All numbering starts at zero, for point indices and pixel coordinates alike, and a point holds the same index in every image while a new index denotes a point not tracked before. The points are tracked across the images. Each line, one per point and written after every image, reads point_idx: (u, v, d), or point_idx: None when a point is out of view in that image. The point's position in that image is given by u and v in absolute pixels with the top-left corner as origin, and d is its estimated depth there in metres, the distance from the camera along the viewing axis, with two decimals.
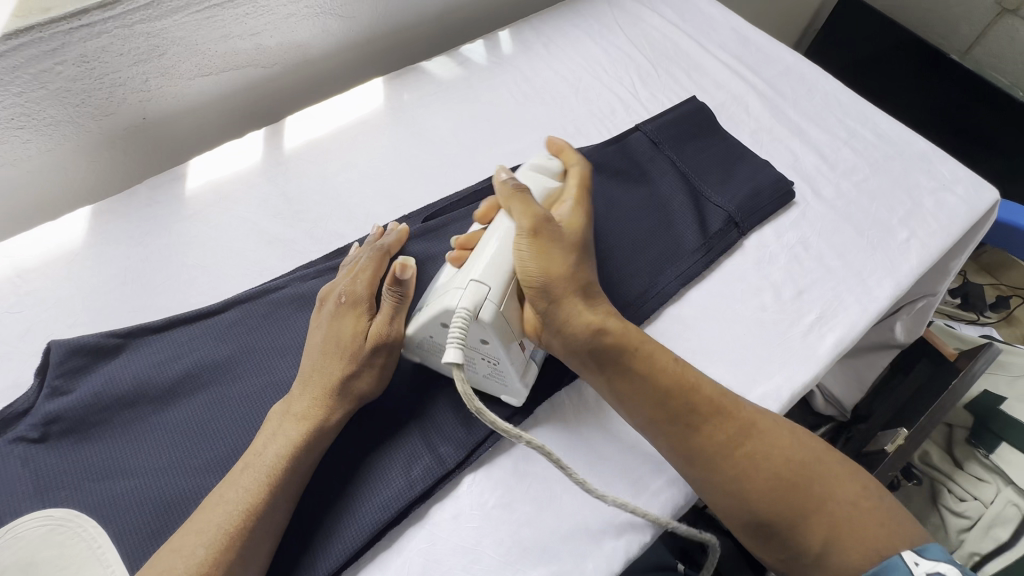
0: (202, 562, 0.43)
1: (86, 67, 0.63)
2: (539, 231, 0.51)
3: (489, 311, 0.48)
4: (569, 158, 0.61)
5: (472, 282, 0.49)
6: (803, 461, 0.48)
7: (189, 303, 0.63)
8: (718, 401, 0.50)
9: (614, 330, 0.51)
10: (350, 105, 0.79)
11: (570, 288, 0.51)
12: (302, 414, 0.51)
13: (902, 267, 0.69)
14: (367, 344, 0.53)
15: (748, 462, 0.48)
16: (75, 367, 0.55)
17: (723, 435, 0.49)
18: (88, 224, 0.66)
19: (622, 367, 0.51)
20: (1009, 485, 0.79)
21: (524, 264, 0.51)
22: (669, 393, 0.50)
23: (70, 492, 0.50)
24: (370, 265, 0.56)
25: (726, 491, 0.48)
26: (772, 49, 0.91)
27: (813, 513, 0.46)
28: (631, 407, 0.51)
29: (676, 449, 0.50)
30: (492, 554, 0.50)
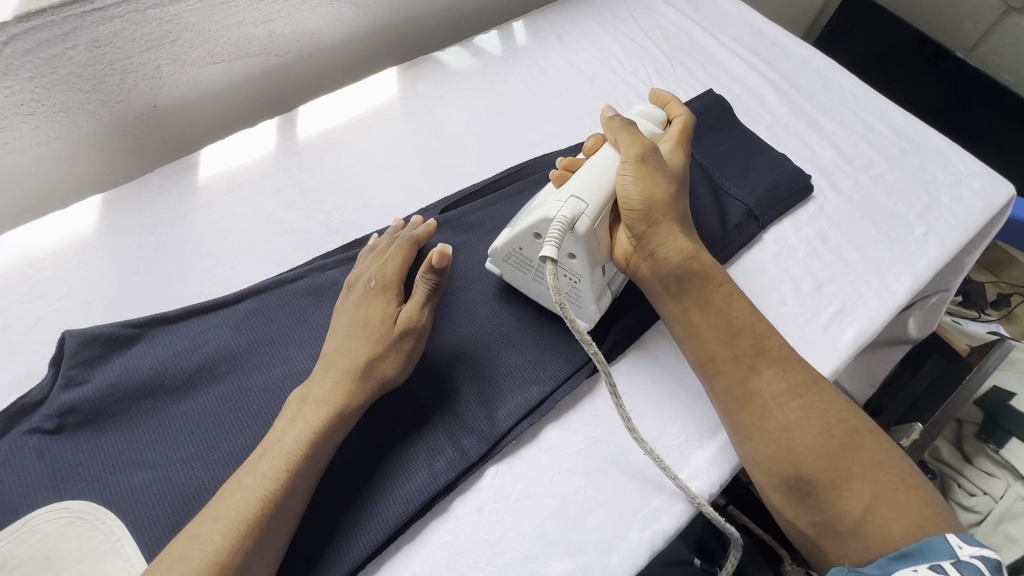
0: (218, 550, 0.42)
1: (97, 52, 0.62)
2: (647, 159, 0.55)
3: (584, 224, 0.51)
4: (675, 109, 0.64)
5: (571, 197, 0.52)
6: (850, 424, 0.48)
7: (204, 293, 0.62)
8: (782, 351, 0.52)
9: (699, 261, 0.55)
10: (363, 95, 0.78)
11: (665, 215, 0.55)
12: (325, 397, 0.49)
13: (920, 261, 0.69)
14: (396, 328, 0.53)
15: (803, 409, 0.49)
16: (89, 358, 0.54)
17: (784, 381, 0.50)
18: (100, 212, 0.65)
19: (702, 296, 0.54)
20: (1018, 480, 0.79)
21: (628, 189, 0.54)
22: (739, 329, 0.52)
23: (87, 485, 0.49)
24: (400, 253, 0.57)
25: (773, 438, 0.48)
26: (787, 42, 0.90)
27: (858, 478, 0.46)
28: (698, 340, 0.53)
29: (733, 390, 0.51)
30: (516, 548, 0.50)
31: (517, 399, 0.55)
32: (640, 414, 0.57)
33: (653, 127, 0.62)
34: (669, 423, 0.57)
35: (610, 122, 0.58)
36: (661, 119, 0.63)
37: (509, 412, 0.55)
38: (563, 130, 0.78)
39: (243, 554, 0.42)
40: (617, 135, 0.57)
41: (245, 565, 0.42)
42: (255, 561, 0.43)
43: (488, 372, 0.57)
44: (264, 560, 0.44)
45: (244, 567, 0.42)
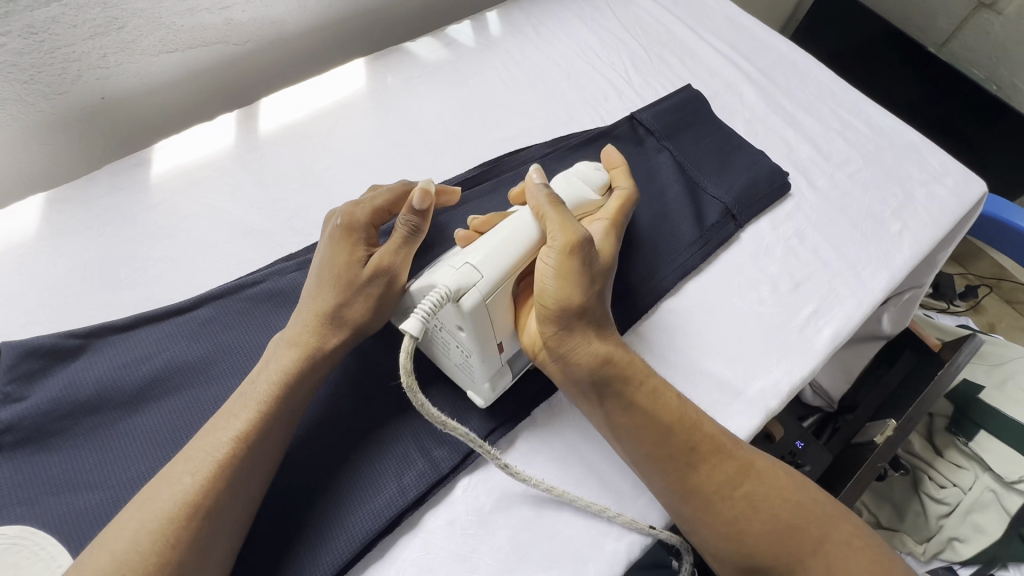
0: (189, 491, 0.42)
1: (34, 39, 0.57)
2: (574, 250, 0.50)
3: (470, 299, 0.45)
4: (620, 178, 0.61)
5: (466, 265, 0.46)
6: (795, 501, 0.48)
7: (156, 300, 0.58)
8: (719, 439, 0.49)
9: (618, 360, 0.50)
10: (329, 87, 0.74)
11: (584, 315, 0.50)
12: (298, 340, 0.50)
13: (895, 259, 0.69)
14: (362, 271, 0.52)
15: (746, 501, 0.47)
16: (30, 371, 0.50)
17: (723, 474, 0.48)
18: (42, 213, 0.61)
19: (625, 400, 0.49)
20: (986, 472, 0.80)
21: (545, 287, 0.50)
22: (668, 427, 0.48)
23: (26, 508, 0.46)
24: (380, 196, 0.56)
25: (722, 533, 0.47)
26: (765, 36, 0.89)
27: (809, 557, 0.46)
28: (629, 442, 0.49)
29: (670, 487, 0.48)
30: (490, 562, 0.48)
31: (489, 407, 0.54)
32: None
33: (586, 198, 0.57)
34: None
35: (534, 196, 0.52)
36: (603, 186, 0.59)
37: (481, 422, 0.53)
38: (538, 125, 0.76)
39: (218, 493, 0.43)
40: (542, 212, 0.51)
41: (217, 503, 0.42)
42: (227, 501, 0.43)
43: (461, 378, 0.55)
44: (237, 503, 0.43)
45: (218, 506, 0.42)
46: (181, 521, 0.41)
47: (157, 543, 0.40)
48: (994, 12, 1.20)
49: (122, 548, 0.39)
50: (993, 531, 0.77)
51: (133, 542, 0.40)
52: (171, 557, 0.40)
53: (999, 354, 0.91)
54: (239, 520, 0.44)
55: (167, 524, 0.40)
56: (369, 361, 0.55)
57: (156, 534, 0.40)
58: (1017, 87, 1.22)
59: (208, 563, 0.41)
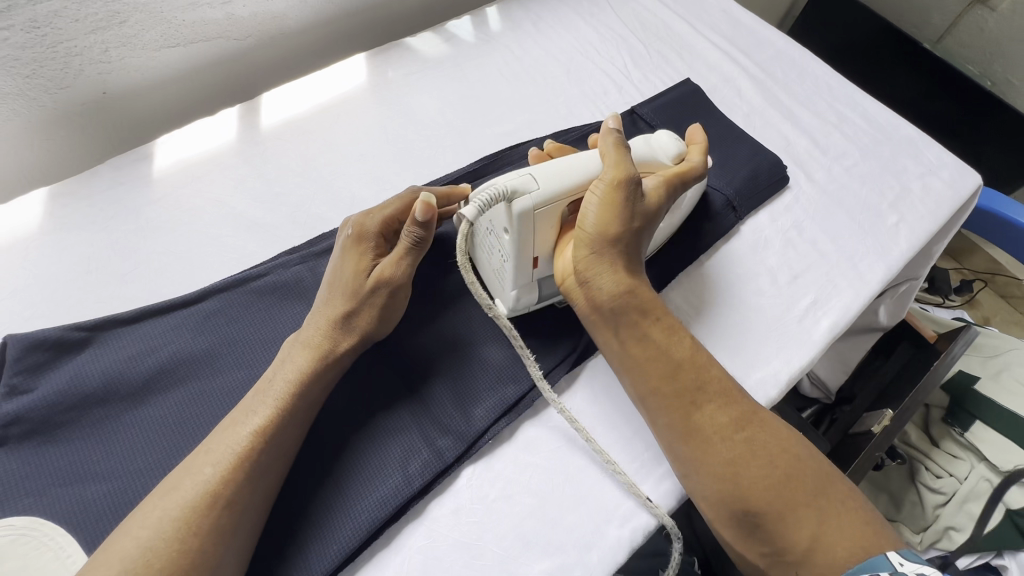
0: (210, 482, 0.43)
1: (36, 33, 0.57)
2: (623, 187, 0.50)
3: (522, 203, 0.47)
4: (693, 154, 0.60)
5: (528, 173, 0.49)
6: (794, 454, 0.48)
7: (161, 293, 0.58)
8: (726, 385, 0.51)
9: (639, 298, 0.52)
10: (330, 82, 0.74)
11: (615, 248, 0.52)
12: (312, 342, 0.51)
13: (892, 250, 0.70)
14: (367, 283, 0.52)
15: (747, 444, 0.48)
16: (35, 364, 0.50)
17: (726, 416, 0.49)
18: (45, 207, 0.61)
19: (642, 332, 0.51)
20: (982, 462, 0.81)
21: (587, 214, 0.51)
22: (679, 364, 0.51)
23: (32, 500, 0.46)
24: (391, 203, 0.55)
25: (718, 473, 0.47)
26: (763, 31, 0.90)
27: (804, 507, 0.46)
28: (638, 374, 0.51)
29: (672, 422, 0.49)
30: (495, 549, 0.49)
31: (493, 398, 0.54)
32: (610, 414, 0.56)
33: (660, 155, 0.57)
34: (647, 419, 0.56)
35: (602, 132, 0.54)
36: (674, 155, 0.58)
37: (485, 413, 0.53)
38: (538, 120, 0.76)
39: (238, 485, 0.44)
40: (604, 149, 0.52)
41: (236, 495, 0.43)
42: (247, 493, 0.44)
43: (464, 370, 0.55)
44: (255, 496, 0.44)
45: (238, 497, 0.43)
46: (203, 510, 0.42)
47: (181, 531, 0.41)
48: (988, 9, 1.21)
49: (147, 534, 0.41)
50: (989, 518, 0.77)
51: (157, 529, 0.41)
52: (194, 544, 0.41)
53: (993, 346, 0.92)
54: (257, 513, 0.45)
55: (189, 512, 0.42)
56: (375, 352, 0.55)
57: (179, 522, 0.41)
58: (1011, 83, 1.23)
59: (226, 555, 0.42)
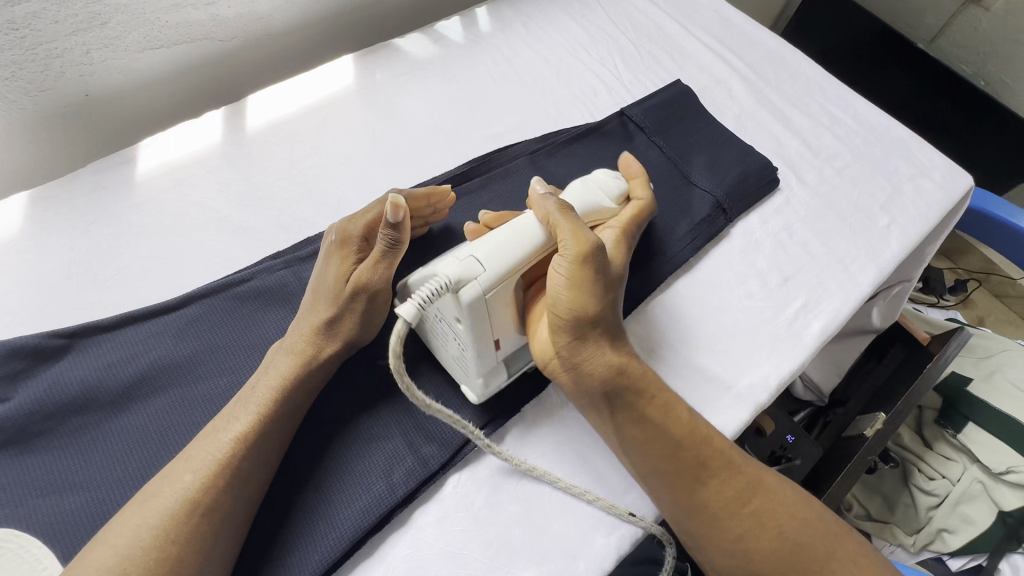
0: (191, 489, 0.42)
1: (15, 35, 0.56)
2: (589, 258, 0.49)
3: (469, 294, 0.44)
4: (636, 188, 0.61)
5: (470, 257, 0.45)
6: (804, 520, 0.48)
7: (143, 299, 0.57)
8: (728, 455, 0.49)
9: (631, 372, 0.50)
10: (318, 83, 0.74)
11: (598, 324, 0.50)
12: (295, 348, 0.50)
13: (883, 253, 0.70)
14: (347, 288, 0.52)
15: (755, 517, 0.47)
16: (13, 372, 0.50)
17: (730, 490, 0.48)
18: (26, 212, 0.60)
19: (635, 411, 0.49)
20: (974, 463, 0.81)
21: (558, 293, 0.49)
22: (679, 441, 0.48)
23: (8, 510, 0.45)
24: (372, 207, 0.55)
25: (729, 551, 0.47)
26: (755, 31, 0.89)
27: (816, 575, 0.46)
28: (636, 458, 0.49)
29: (677, 501, 0.48)
30: (481, 558, 0.48)
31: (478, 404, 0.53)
32: None
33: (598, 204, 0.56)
34: None
35: (541, 202, 0.50)
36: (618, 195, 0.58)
37: None
38: (528, 121, 0.75)
39: (219, 494, 0.43)
40: (551, 221, 0.49)
41: (217, 502, 0.43)
42: (228, 501, 0.43)
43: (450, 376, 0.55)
44: (236, 504, 0.44)
45: (218, 505, 0.43)
46: (182, 518, 0.41)
47: (159, 539, 0.40)
48: (981, 9, 1.21)
49: (124, 542, 0.40)
50: (981, 520, 0.77)
51: (136, 538, 0.40)
52: (174, 553, 0.40)
53: (986, 347, 0.92)
54: (240, 520, 0.44)
55: (169, 521, 0.41)
56: (359, 358, 0.55)
57: (159, 530, 0.41)
58: (1005, 82, 1.23)
59: (207, 564, 0.41)
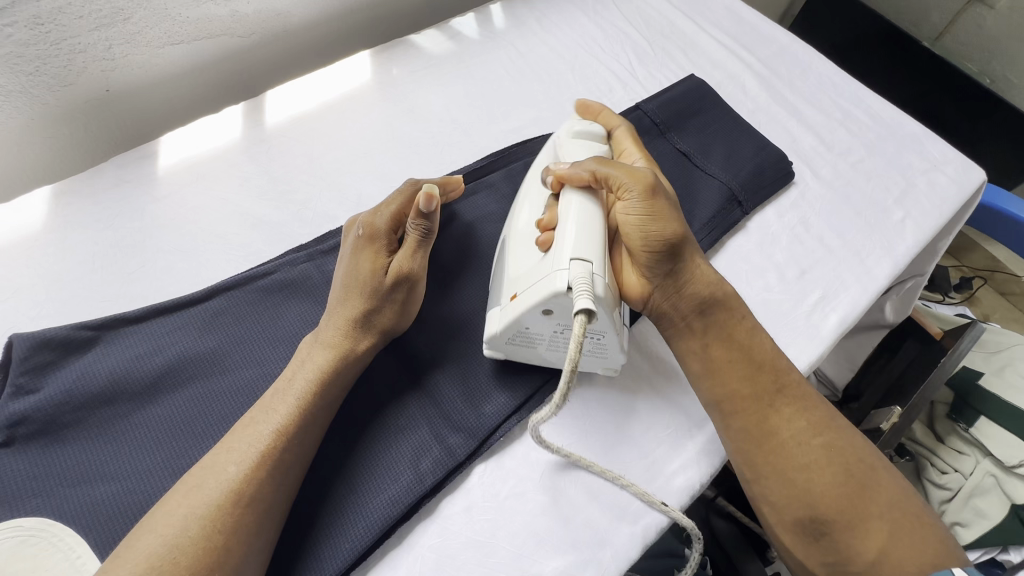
0: (234, 480, 0.43)
1: (40, 30, 0.57)
2: (653, 189, 0.51)
3: (600, 286, 0.47)
4: (608, 120, 0.65)
5: (574, 259, 0.47)
6: (869, 463, 0.49)
7: (168, 292, 0.58)
8: (802, 390, 0.51)
9: (720, 292, 0.53)
10: (335, 79, 0.74)
11: (686, 242, 0.52)
12: (331, 341, 0.50)
13: (899, 246, 0.70)
14: (387, 279, 0.52)
15: (823, 450, 0.49)
16: (42, 363, 0.50)
17: (804, 420, 0.50)
18: (50, 206, 0.60)
19: (723, 332, 0.52)
20: (987, 457, 0.81)
21: (643, 229, 0.50)
22: (759, 363, 0.51)
23: (42, 499, 0.46)
24: (394, 198, 0.55)
25: (793, 481, 0.48)
26: (766, 28, 0.90)
27: (875, 518, 0.46)
28: (719, 381, 0.51)
29: (748, 426, 0.50)
30: (508, 547, 0.48)
31: (504, 395, 0.54)
32: (618, 410, 0.56)
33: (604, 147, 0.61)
34: (659, 415, 0.56)
35: (577, 167, 0.53)
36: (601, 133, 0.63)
37: (496, 410, 0.53)
38: (544, 117, 0.76)
39: (262, 485, 0.43)
40: (599, 174, 0.52)
41: (259, 494, 0.43)
42: (270, 493, 0.44)
43: (475, 367, 0.55)
44: (277, 496, 0.44)
45: (261, 496, 0.43)
46: (227, 509, 0.42)
47: (205, 530, 0.41)
48: (986, 7, 1.21)
49: (172, 532, 0.40)
50: (995, 515, 0.77)
51: (182, 528, 0.41)
52: (218, 543, 0.41)
53: (997, 342, 0.93)
54: (281, 509, 0.44)
55: (214, 511, 0.41)
56: (384, 350, 0.55)
57: (206, 520, 0.41)
58: (1010, 80, 1.23)
59: (249, 553, 0.42)
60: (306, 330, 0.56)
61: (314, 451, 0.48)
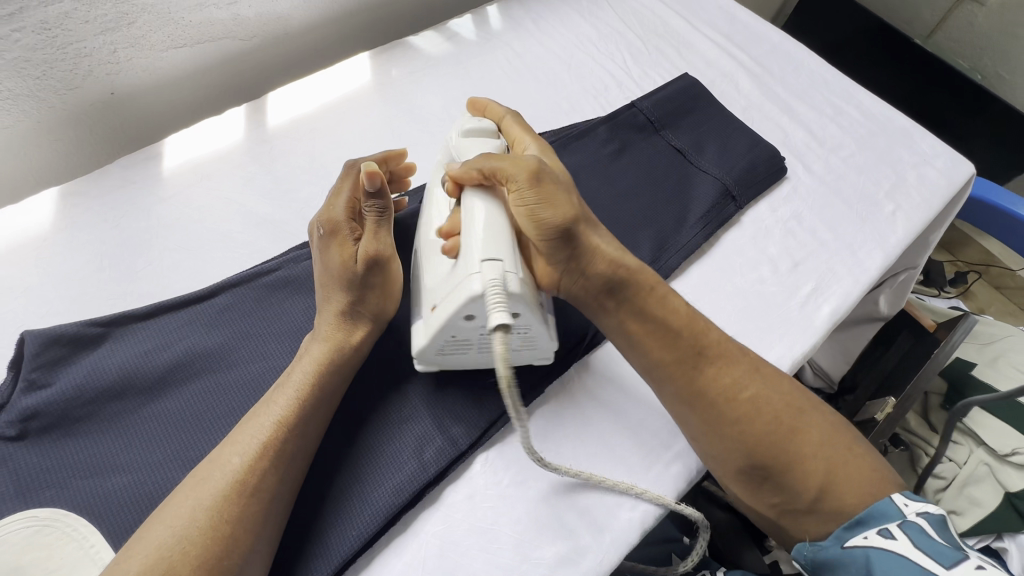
0: (239, 470, 0.44)
1: (47, 34, 0.58)
2: (541, 175, 0.49)
3: (514, 284, 0.46)
4: (493, 112, 0.62)
5: (484, 262, 0.46)
6: (798, 406, 0.50)
7: (175, 289, 0.59)
8: (724, 346, 0.52)
9: (626, 265, 0.52)
10: (336, 81, 0.75)
11: (581, 224, 0.51)
12: (326, 334, 0.52)
13: (890, 238, 0.72)
14: (359, 264, 0.52)
15: (751, 402, 0.49)
16: (54, 359, 0.51)
17: (730, 376, 0.50)
18: (57, 207, 0.62)
19: (637, 305, 0.52)
20: (980, 446, 0.82)
21: (539, 219, 0.49)
22: (679, 330, 0.51)
23: (55, 491, 0.47)
24: (343, 188, 0.55)
25: (728, 436, 0.49)
26: (758, 26, 0.92)
27: (812, 458, 0.48)
28: (640, 351, 0.52)
29: (677, 386, 0.51)
30: (510, 533, 0.50)
31: (503, 385, 0.55)
32: (612, 402, 0.57)
33: (498, 143, 0.58)
34: (653, 404, 0.57)
35: (465, 166, 0.51)
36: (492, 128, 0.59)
37: (497, 400, 0.54)
38: (541, 115, 0.77)
39: (266, 475, 0.45)
40: (485, 169, 0.50)
41: (263, 482, 0.44)
42: (274, 482, 0.45)
43: None
44: (282, 485, 0.45)
45: (264, 485, 0.44)
46: (233, 498, 0.43)
47: (213, 520, 0.42)
48: (977, 4, 1.23)
49: (181, 522, 0.41)
50: (989, 502, 0.78)
51: (191, 518, 0.42)
52: (227, 531, 0.42)
53: (990, 333, 0.94)
54: (286, 498, 0.46)
55: (220, 502, 0.43)
56: (386, 344, 0.56)
57: (213, 510, 0.42)
58: (1001, 76, 1.25)
59: (257, 541, 0.43)
60: (309, 325, 0.57)
61: (318, 441, 0.49)
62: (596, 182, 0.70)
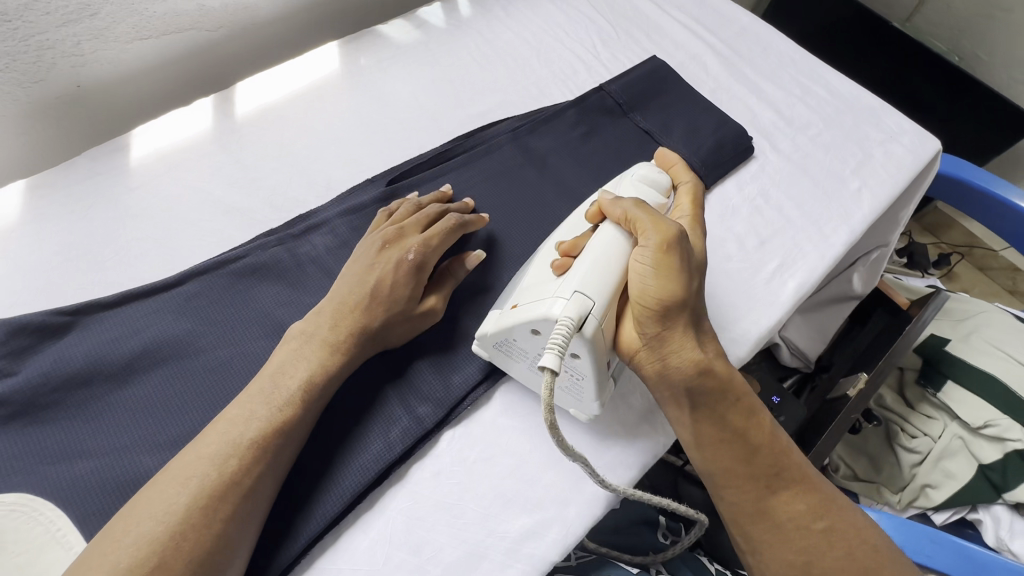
0: (236, 474, 0.44)
1: (6, 26, 0.58)
2: (671, 246, 0.48)
3: (589, 327, 0.46)
4: (681, 175, 0.61)
5: (575, 292, 0.47)
6: (870, 542, 0.48)
7: (142, 277, 0.60)
8: (803, 470, 0.50)
9: (716, 368, 0.49)
10: (304, 70, 0.76)
11: (683, 309, 0.48)
12: (325, 339, 0.51)
13: (855, 214, 0.72)
14: (419, 309, 0.55)
15: (825, 535, 0.48)
16: (19, 349, 0.52)
17: (804, 503, 0.49)
18: (23, 200, 0.62)
19: (719, 411, 0.49)
20: (954, 420, 0.83)
21: (644, 287, 0.49)
22: (756, 447, 0.49)
23: (23, 477, 0.47)
24: (440, 230, 0.57)
25: (791, 565, 0.48)
26: (728, 9, 0.92)
27: None
28: (710, 453, 0.50)
29: (741, 504, 0.49)
30: (475, 507, 0.50)
31: (470, 366, 0.56)
32: None
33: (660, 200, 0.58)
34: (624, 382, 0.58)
35: (615, 201, 0.53)
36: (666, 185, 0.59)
37: (464, 380, 0.55)
38: (510, 101, 0.78)
39: (256, 473, 0.44)
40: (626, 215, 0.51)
41: (257, 486, 0.44)
42: (262, 478, 0.45)
43: (439, 341, 0.57)
44: (272, 486, 0.46)
45: (257, 489, 0.44)
46: (225, 496, 0.43)
47: (205, 516, 0.41)
48: None
49: (173, 521, 0.41)
50: (962, 475, 0.79)
51: (185, 517, 0.41)
52: (214, 527, 0.42)
53: (963, 310, 0.95)
54: (272, 492, 0.46)
55: (210, 501, 0.42)
56: None
57: (204, 508, 0.42)
58: (979, 57, 1.26)
59: (242, 535, 0.43)
60: (278, 310, 0.58)
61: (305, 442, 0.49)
62: (564, 166, 0.71)
